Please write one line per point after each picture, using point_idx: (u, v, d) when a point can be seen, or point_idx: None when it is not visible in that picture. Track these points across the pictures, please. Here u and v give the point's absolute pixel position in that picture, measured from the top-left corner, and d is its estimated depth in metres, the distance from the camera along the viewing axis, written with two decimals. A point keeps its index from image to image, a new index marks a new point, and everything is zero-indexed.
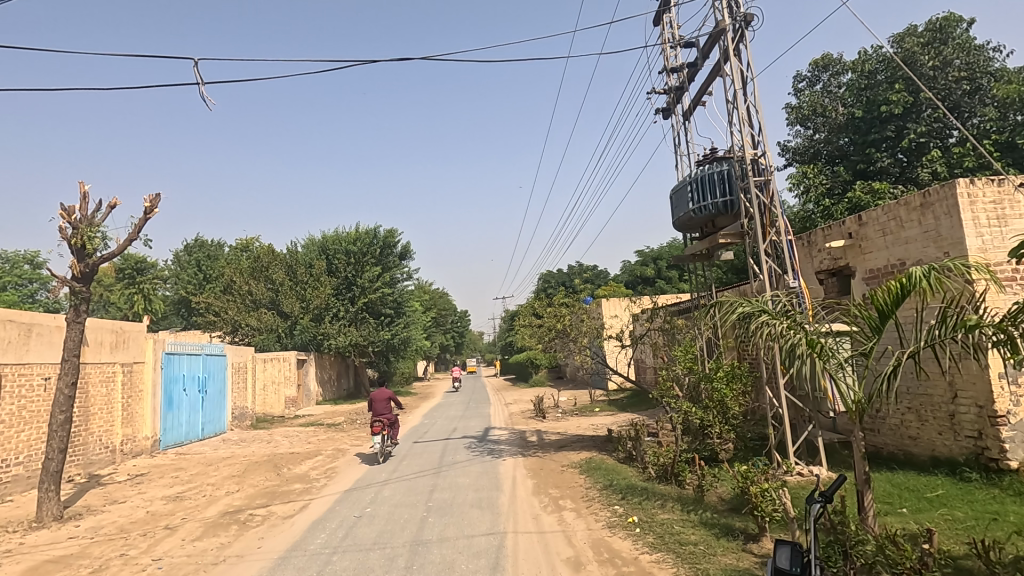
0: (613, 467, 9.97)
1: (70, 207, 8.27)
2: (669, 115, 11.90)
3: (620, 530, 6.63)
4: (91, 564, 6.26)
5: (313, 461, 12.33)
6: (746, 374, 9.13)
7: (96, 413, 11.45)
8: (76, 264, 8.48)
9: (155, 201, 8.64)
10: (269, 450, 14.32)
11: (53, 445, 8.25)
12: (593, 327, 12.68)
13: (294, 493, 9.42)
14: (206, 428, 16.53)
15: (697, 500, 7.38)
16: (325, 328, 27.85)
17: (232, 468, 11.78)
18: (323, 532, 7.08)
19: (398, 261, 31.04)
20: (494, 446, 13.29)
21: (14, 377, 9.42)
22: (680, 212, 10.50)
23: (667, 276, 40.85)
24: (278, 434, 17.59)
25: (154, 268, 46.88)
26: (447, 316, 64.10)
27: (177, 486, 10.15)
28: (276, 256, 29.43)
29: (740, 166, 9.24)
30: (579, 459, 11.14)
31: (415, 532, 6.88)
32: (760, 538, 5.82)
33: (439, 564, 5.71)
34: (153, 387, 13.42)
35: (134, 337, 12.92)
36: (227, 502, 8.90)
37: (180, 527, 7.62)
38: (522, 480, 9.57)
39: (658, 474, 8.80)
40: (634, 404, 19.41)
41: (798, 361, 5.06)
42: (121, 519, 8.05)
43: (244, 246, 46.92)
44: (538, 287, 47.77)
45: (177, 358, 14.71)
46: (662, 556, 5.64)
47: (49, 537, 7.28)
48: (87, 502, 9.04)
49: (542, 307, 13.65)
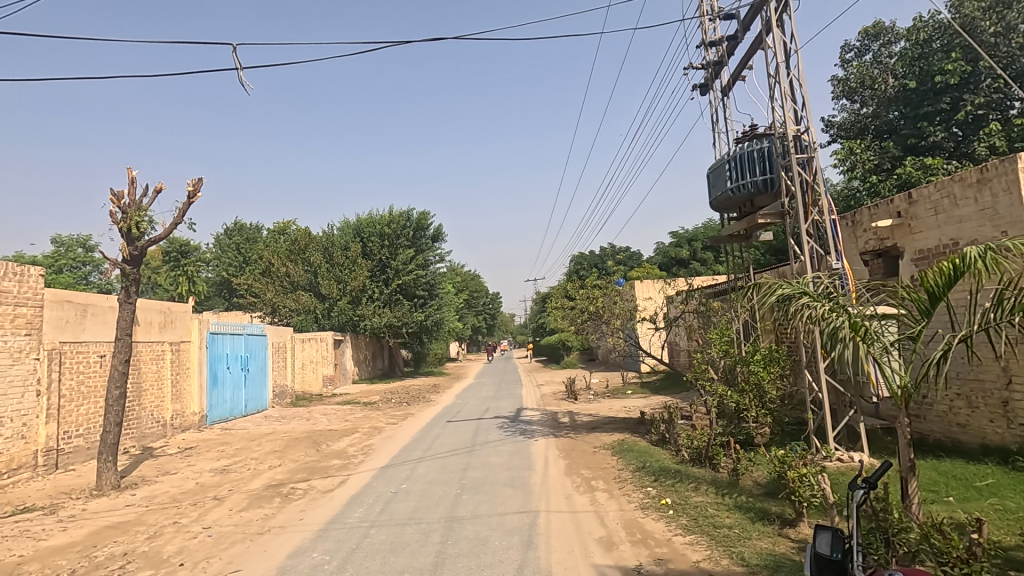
0: (646, 449, 9.94)
1: (118, 192, 8.60)
2: (706, 91, 11.53)
3: (652, 511, 6.63)
4: (146, 531, 6.63)
5: (350, 439, 12.69)
6: (785, 357, 8.87)
7: (147, 389, 12.02)
8: (126, 247, 8.83)
9: (198, 185, 8.91)
10: (308, 426, 14.78)
11: (109, 419, 8.69)
12: (627, 310, 12.48)
13: (333, 468, 9.73)
14: (249, 405, 17.21)
15: (732, 483, 7.34)
16: (362, 310, 28.51)
17: (274, 444, 12.24)
18: (361, 506, 7.30)
19: (431, 243, 31.40)
20: (526, 427, 13.41)
21: (72, 354, 9.95)
22: (717, 191, 10.21)
23: (702, 258, 39.99)
24: (317, 411, 18.14)
25: (197, 250, 48.72)
26: (479, 298, 64.49)
27: (223, 459, 10.64)
28: (313, 238, 30.01)
29: (782, 142, 8.90)
30: (610, 441, 11.14)
31: (448, 508, 7.04)
32: (797, 523, 5.73)
33: (473, 541, 5.82)
34: (199, 365, 13.98)
35: (181, 317, 13.46)
36: (270, 476, 9.28)
37: (226, 498, 7.99)
38: (555, 460, 9.66)
39: (693, 457, 8.75)
40: (667, 387, 19.25)
41: (840, 343, 4.91)
42: (173, 489, 8.50)
43: (282, 229, 48.20)
44: (571, 270, 47.49)
45: (220, 337, 15.27)
46: (696, 538, 5.62)
47: (108, 504, 7.75)
48: (141, 472, 9.58)
49: (574, 289, 13.47)
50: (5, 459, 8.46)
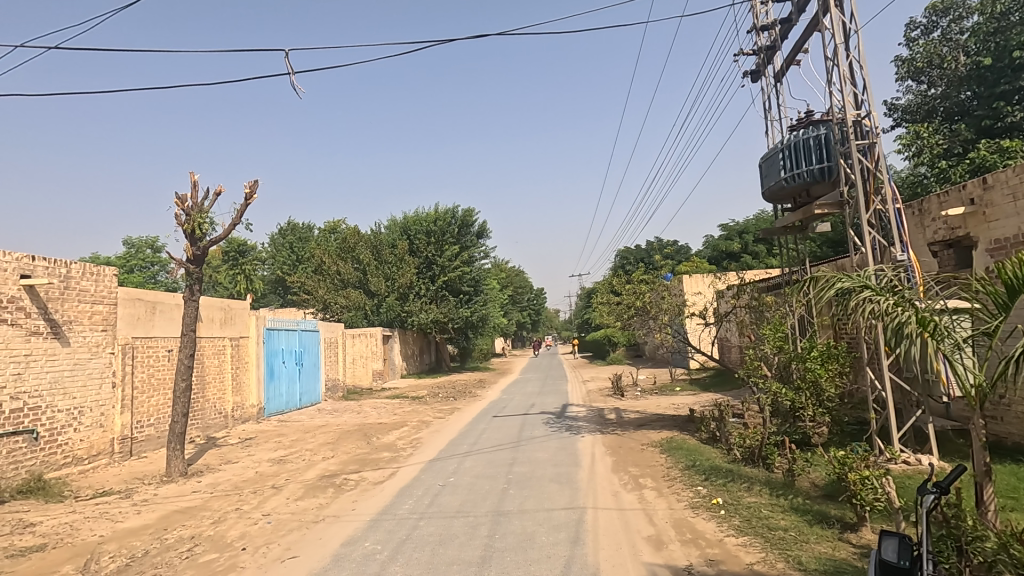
0: (696, 447, 9.70)
1: (183, 195, 9.09)
2: (758, 77, 11.11)
3: (703, 511, 6.47)
4: (211, 516, 7.01)
5: (399, 432, 12.99)
6: (844, 354, 8.46)
7: (210, 382, 12.67)
8: (190, 247, 9.32)
9: (254, 187, 9.30)
10: (359, 420, 15.23)
11: (176, 410, 9.20)
12: (675, 305, 12.19)
13: (383, 461, 9.99)
14: (304, 398, 17.87)
15: (787, 484, 7.08)
16: (409, 306, 29.08)
17: (327, 436, 12.68)
18: (410, 498, 7.46)
19: (475, 239, 31.68)
20: (572, 423, 13.35)
21: (143, 349, 10.60)
22: (771, 182, 9.83)
23: (754, 251, 38.65)
24: (368, 405, 18.66)
25: (253, 250, 50.94)
26: (524, 294, 64.61)
27: (280, 450, 11.11)
28: (362, 237, 30.81)
29: (840, 129, 8.48)
30: (659, 438, 10.95)
31: (495, 502, 7.11)
32: (859, 528, 5.47)
33: (520, 535, 5.86)
34: (257, 359, 14.62)
35: (240, 313, 14.11)
36: (324, 467, 9.62)
37: (284, 487, 8.34)
38: (601, 457, 9.58)
39: (745, 457, 8.49)
40: (718, 384, 18.73)
41: (904, 339, 4.63)
42: (235, 478, 8.94)
43: (332, 228, 49.68)
44: (617, 264, 46.87)
45: (276, 333, 15.92)
46: (749, 540, 5.46)
47: (177, 490, 8.23)
48: (206, 460, 10.12)
49: (620, 284, 13.28)
50: (86, 445, 9.12)
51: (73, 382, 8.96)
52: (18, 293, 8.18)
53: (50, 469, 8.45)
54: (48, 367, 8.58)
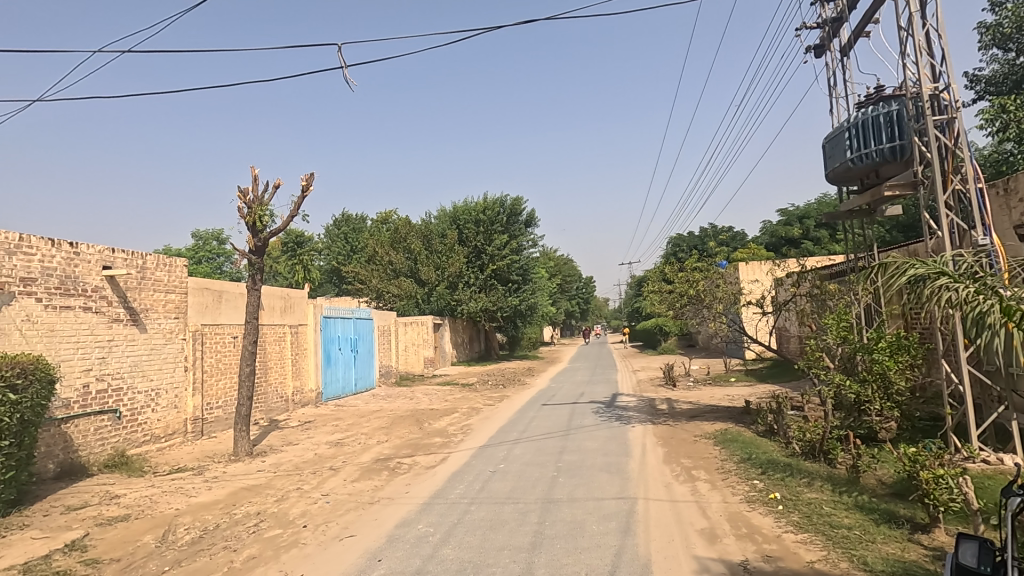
0: (752, 440, 9.40)
1: (245, 189, 9.50)
2: (822, 52, 10.49)
3: (759, 505, 6.27)
4: (274, 494, 7.39)
5: (450, 418, 13.25)
6: (916, 345, 7.94)
7: (272, 368, 13.30)
8: (252, 239, 9.75)
9: (310, 180, 9.61)
10: (411, 405, 15.63)
11: (242, 393, 9.70)
12: (730, 293, 11.79)
13: (435, 446, 10.22)
14: (359, 383, 18.48)
15: (851, 480, 6.76)
16: (459, 295, 29.46)
17: (381, 420, 13.08)
18: (461, 483, 7.61)
19: (524, 228, 31.66)
20: (623, 412, 13.22)
21: (211, 335, 11.23)
22: (835, 163, 9.30)
23: (816, 237, 36.82)
24: (420, 391, 19.11)
25: (310, 241, 52.88)
26: (573, 282, 64.20)
27: (338, 433, 11.55)
28: (412, 227, 31.32)
29: (915, 104, 7.90)
30: (712, 430, 10.67)
31: (545, 490, 7.14)
32: (931, 529, 5.16)
33: (570, 523, 5.86)
34: (315, 346, 15.20)
35: (299, 302, 14.69)
36: (379, 450, 9.94)
37: (341, 469, 8.68)
38: (653, 447, 9.43)
39: (805, 451, 8.16)
40: (775, 375, 18.06)
41: (985, 331, 4.25)
42: (296, 458, 9.37)
43: (384, 219, 50.86)
44: (668, 252, 45.74)
45: (333, 321, 16.50)
46: (810, 537, 5.25)
47: (243, 468, 8.71)
48: (269, 441, 10.66)
49: (672, 272, 12.96)
50: (162, 425, 9.79)
51: (150, 365, 9.61)
52: (101, 283, 8.83)
53: (131, 446, 9.14)
54: (128, 352, 9.23)
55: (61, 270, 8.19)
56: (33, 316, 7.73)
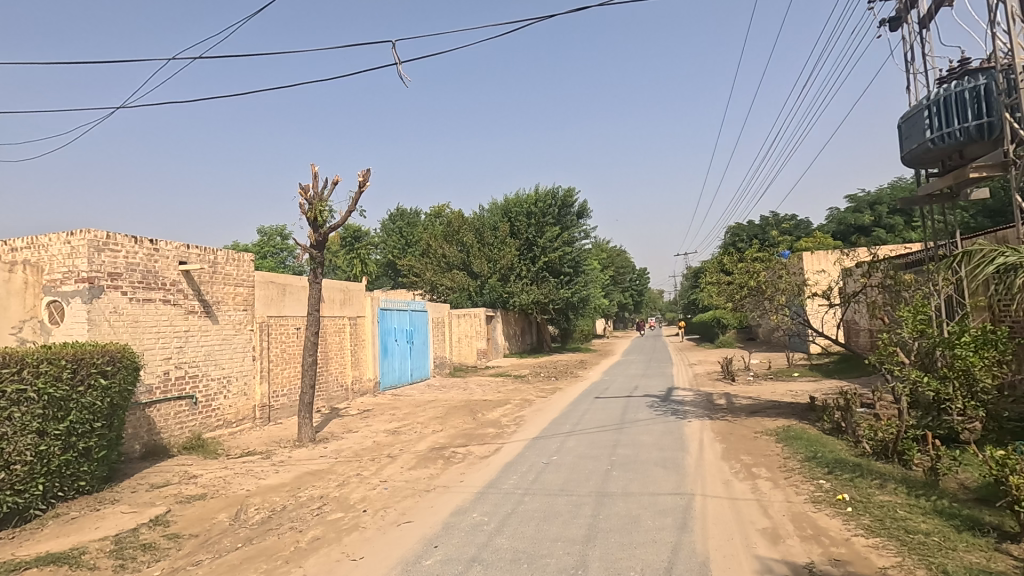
0: (817, 438, 8.97)
1: (305, 186, 9.88)
2: (898, 25, 9.77)
3: (826, 506, 5.98)
4: (336, 479, 7.69)
5: (503, 409, 13.37)
6: (1004, 339, 7.32)
7: (333, 358, 13.84)
8: (313, 234, 10.14)
9: (366, 176, 9.87)
10: (464, 396, 15.88)
11: (305, 381, 10.14)
12: (794, 285, 11.32)
13: (488, 436, 10.35)
14: (414, 374, 18.94)
15: (929, 484, 6.33)
16: (511, 287, 29.62)
17: (436, 410, 13.38)
18: (515, 474, 7.67)
19: (576, 220, 31.41)
20: (678, 406, 12.93)
21: (277, 326, 11.79)
22: (914, 144, 8.67)
23: (889, 224, 34.59)
24: (473, 383, 19.38)
25: (367, 235, 54.50)
26: (626, 274, 63.21)
27: (395, 422, 11.90)
28: (465, 221, 31.43)
29: (1005, 77, 7.17)
30: (774, 426, 10.27)
31: (599, 483, 7.09)
32: (1021, 539, 4.77)
33: (625, 517, 5.80)
34: (373, 337, 15.69)
35: (357, 294, 15.18)
36: (434, 439, 10.16)
37: (399, 456, 8.94)
38: (710, 443, 9.18)
39: (876, 451, 7.71)
40: (843, 371, 17.18)
41: None
42: (356, 445, 9.73)
43: (437, 213, 51.69)
44: (726, 242, 44.19)
45: (389, 313, 16.96)
46: (882, 542, 4.97)
47: (307, 454, 9.12)
48: (331, 428, 11.11)
49: (731, 263, 12.54)
50: (233, 411, 10.40)
51: (222, 355, 10.20)
52: (178, 277, 9.43)
53: (206, 430, 9.76)
54: (203, 342, 9.83)
55: (143, 266, 8.81)
56: (119, 308, 8.36)
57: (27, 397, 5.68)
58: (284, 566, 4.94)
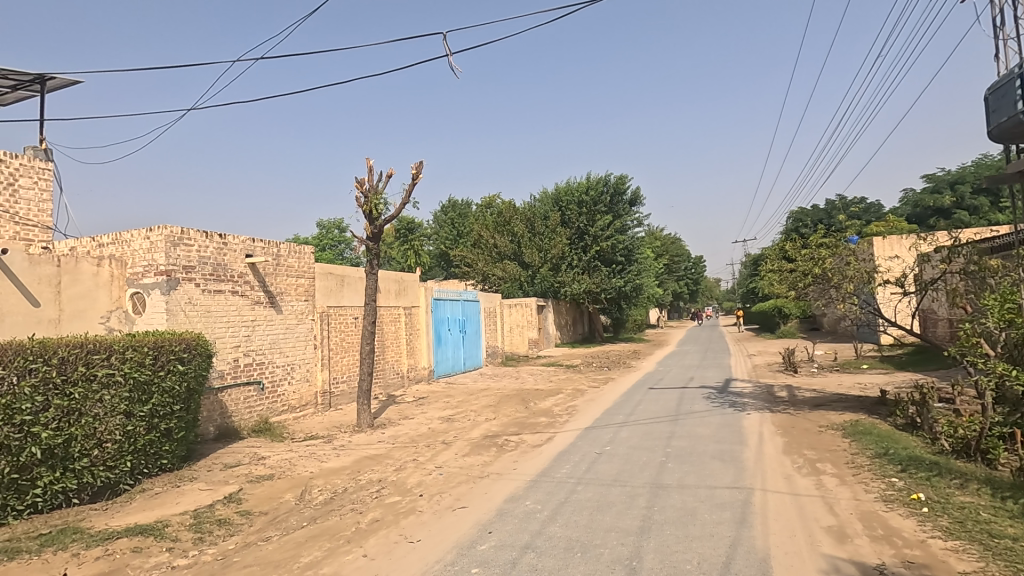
0: (889, 434, 8.48)
1: (361, 179, 10.16)
2: None
3: (899, 506, 5.65)
4: (393, 464, 7.95)
5: (555, 399, 13.39)
6: None
7: (389, 347, 14.25)
8: (369, 226, 10.42)
9: (419, 167, 10.04)
10: (517, 385, 16.00)
11: (362, 369, 10.48)
12: (863, 272, 10.54)
13: (540, 425, 10.40)
14: (467, 362, 19.24)
15: (1018, 485, 5.86)
16: (562, 277, 29.50)
17: (489, 399, 13.55)
18: (568, 463, 7.67)
19: (628, 207, 30.85)
20: (737, 398, 12.54)
21: (336, 316, 12.24)
22: (1003, 117, 7.88)
23: (973, 206, 32.02)
24: (525, 372, 19.50)
25: (420, 227, 55.56)
26: (681, 262, 61.64)
27: (449, 409, 12.15)
28: (516, 210, 31.61)
29: None
30: (841, 420, 9.78)
31: (654, 474, 6.98)
32: None
33: (681, 510, 5.69)
34: (427, 326, 16.02)
35: (412, 285, 15.53)
36: (487, 427, 10.31)
37: (453, 443, 9.13)
38: (771, 436, 8.85)
39: (957, 449, 7.21)
40: (918, 363, 16.13)
41: None
42: (412, 432, 10.01)
43: (488, 203, 52.00)
44: (789, 228, 42.22)
45: (442, 303, 17.27)
46: (962, 546, 4.65)
47: (367, 439, 9.46)
48: (388, 415, 11.47)
49: (794, 250, 11.91)
50: (297, 396, 10.91)
51: (286, 343, 10.70)
52: (245, 269, 9.94)
53: (273, 414, 10.29)
54: (268, 331, 10.34)
55: (214, 259, 9.34)
56: (193, 299, 8.91)
57: (116, 380, 6.15)
58: (346, 545, 5.16)
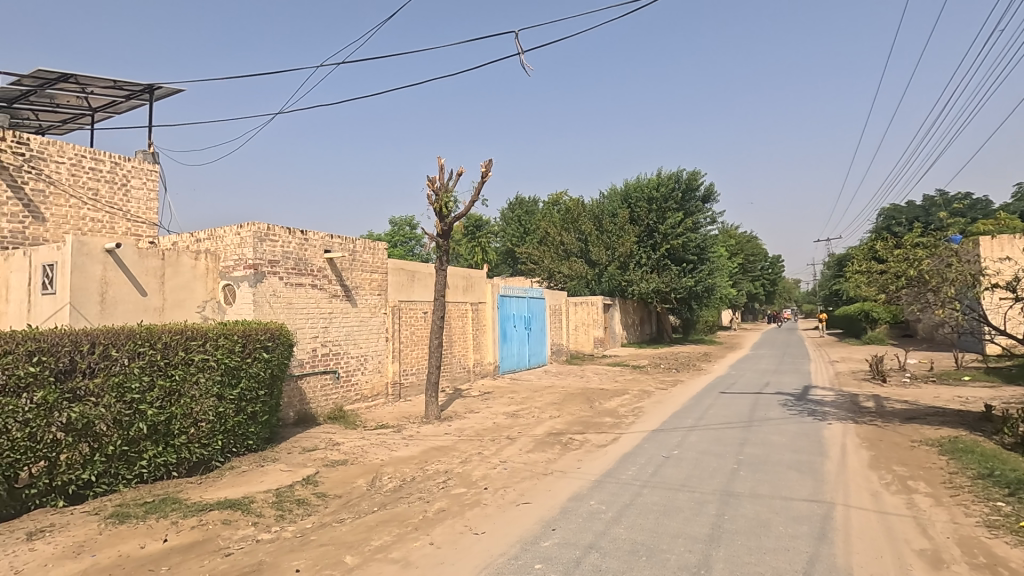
0: (995, 453, 7.69)
1: (433, 177, 10.42)
2: None
3: (1005, 533, 5.12)
4: (459, 456, 8.12)
5: (621, 399, 13.17)
6: None
7: (456, 341, 14.55)
8: (439, 224, 10.68)
9: (488, 166, 10.18)
10: (582, 384, 15.88)
11: (431, 362, 10.77)
12: (966, 274, 9.66)
13: (605, 425, 10.27)
14: (532, 359, 19.29)
15: None
16: (630, 275, 28.92)
17: (553, 396, 13.54)
18: (633, 465, 7.53)
19: (701, 205, 29.81)
20: (817, 407, 11.82)
21: (407, 310, 12.64)
22: None
23: None
24: (590, 371, 19.31)
25: (487, 224, 56.27)
26: (757, 262, 58.77)
27: (514, 405, 12.25)
28: (583, 208, 31.35)
29: None
30: (937, 436, 8.99)
31: (724, 482, 6.72)
32: None
33: (753, 520, 5.44)
34: (493, 322, 16.21)
35: (479, 281, 15.76)
36: (551, 425, 10.31)
37: (517, 439, 9.20)
38: (855, 449, 8.28)
39: None
40: None
41: None
42: (477, 425, 10.18)
43: (555, 201, 51.85)
44: (880, 226, 39.19)
45: (509, 299, 17.40)
46: None
47: (434, 430, 9.73)
48: (455, 408, 11.73)
49: (885, 250, 10.94)
50: (369, 386, 11.38)
51: (360, 335, 11.18)
52: (323, 264, 10.48)
53: (347, 403, 10.80)
54: (344, 323, 10.85)
55: (296, 254, 9.92)
56: (277, 291, 9.50)
57: (210, 364, 6.68)
58: (414, 532, 5.34)
